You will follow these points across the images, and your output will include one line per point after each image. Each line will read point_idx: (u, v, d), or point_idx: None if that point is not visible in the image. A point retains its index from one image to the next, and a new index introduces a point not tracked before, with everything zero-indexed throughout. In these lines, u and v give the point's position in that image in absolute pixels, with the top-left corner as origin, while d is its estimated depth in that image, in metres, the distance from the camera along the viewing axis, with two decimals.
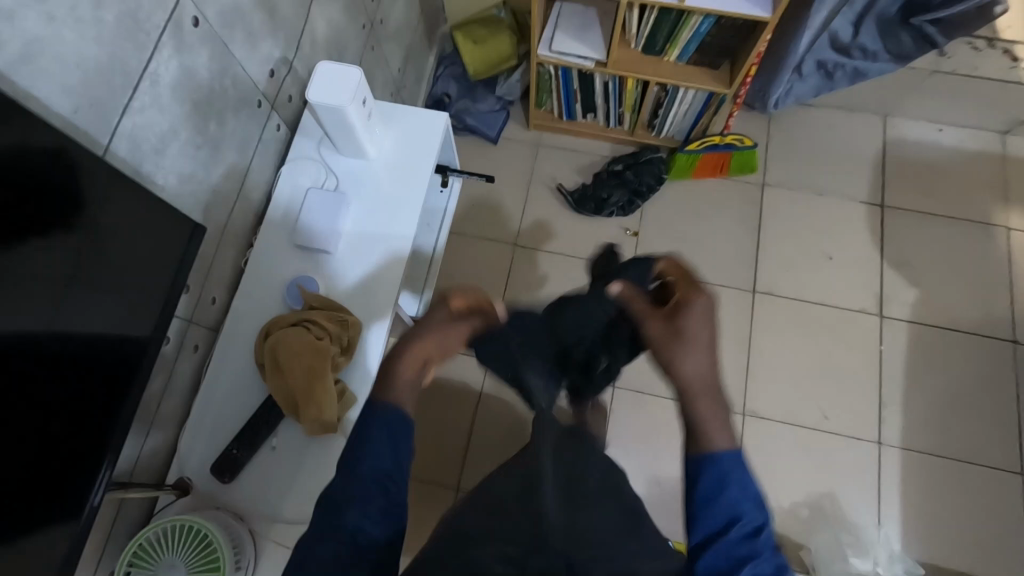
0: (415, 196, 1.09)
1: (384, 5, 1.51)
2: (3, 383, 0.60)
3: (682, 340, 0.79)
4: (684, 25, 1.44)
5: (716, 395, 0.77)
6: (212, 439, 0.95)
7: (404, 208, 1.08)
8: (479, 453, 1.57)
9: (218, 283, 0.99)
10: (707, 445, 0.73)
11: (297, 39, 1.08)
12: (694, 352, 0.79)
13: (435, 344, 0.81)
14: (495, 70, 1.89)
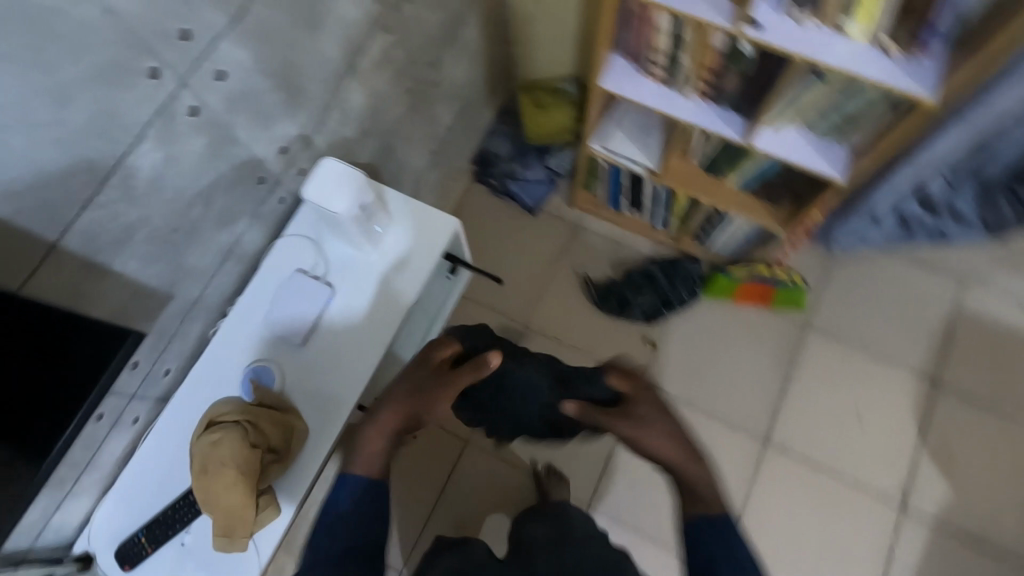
0: (400, 306, 1.01)
1: (443, 68, 1.45)
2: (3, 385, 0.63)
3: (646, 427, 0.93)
4: (749, 157, 1.31)
5: (697, 454, 0.91)
6: (125, 519, 0.92)
7: (384, 316, 1.01)
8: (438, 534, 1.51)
9: (175, 355, 0.96)
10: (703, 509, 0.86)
11: (322, 114, 1.03)
12: (654, 435, 0.92)
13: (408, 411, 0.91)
14: (551, 140, 1.77)
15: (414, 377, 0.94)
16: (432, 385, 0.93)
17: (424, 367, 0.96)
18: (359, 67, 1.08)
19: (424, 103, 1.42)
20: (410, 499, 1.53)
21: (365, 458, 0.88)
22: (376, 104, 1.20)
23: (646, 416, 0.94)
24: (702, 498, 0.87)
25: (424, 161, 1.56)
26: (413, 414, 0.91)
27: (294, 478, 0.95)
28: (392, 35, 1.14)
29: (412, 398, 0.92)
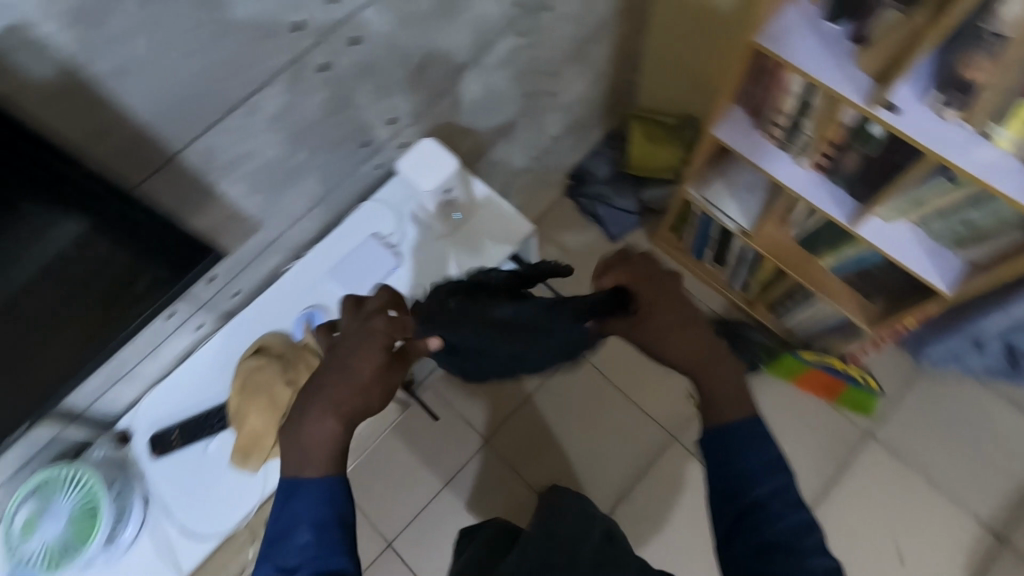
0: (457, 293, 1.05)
1: (563, 80, 1.46)
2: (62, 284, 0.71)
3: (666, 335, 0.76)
4: (851, 243, 1.23)
5: (718, 356, 0.76)
6: (167, 412, 1.00)
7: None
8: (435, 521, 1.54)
9: (247, 280, 1.03)
10: (722, 418, 0.73)
11: (436, 97, 1.08)
12: (675, 344, 0.76)
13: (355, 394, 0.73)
14: (651, 174, 1.77)
15: (362, 364, 0.73)
16: (379, 368, 0.75)
17: (372, 350, 0.74)
18: (482, 61, 1.12)
19: (536, 109, 1.45)
20: (418, 478, 1.57)
21: (320, 458, 0.71)
22: (489, 100, 1.24)
23: (656, 308, 0.76)
24: (722, 403, 0.74)
25: (521, 163, 1.59)
26: (366, 404, 0.74)
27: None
28: (521, 38, 1.18)
29: (362, 387, 0.74)
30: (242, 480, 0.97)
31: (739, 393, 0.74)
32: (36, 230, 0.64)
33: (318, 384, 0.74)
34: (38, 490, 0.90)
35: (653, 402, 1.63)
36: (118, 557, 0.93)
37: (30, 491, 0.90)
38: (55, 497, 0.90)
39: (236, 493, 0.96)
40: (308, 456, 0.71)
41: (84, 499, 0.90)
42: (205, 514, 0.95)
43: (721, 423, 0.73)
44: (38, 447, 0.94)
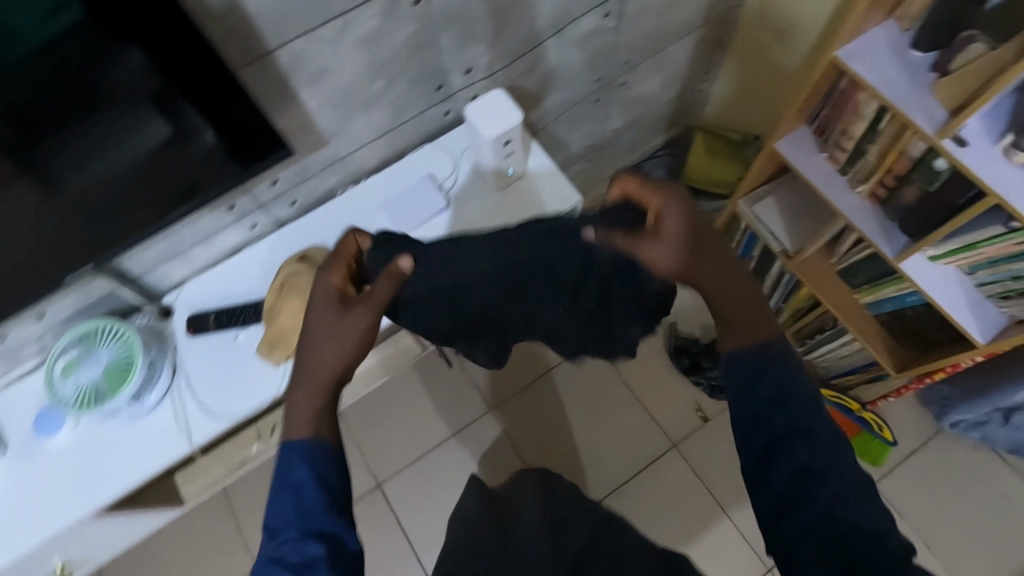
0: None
1: (637, 74, 1.49)
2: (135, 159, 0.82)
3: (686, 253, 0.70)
4: (893, 281, 1.22)
5: (734, 278, 0.74)
6: (208, 298, 1.07)
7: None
8: (426, 471, 1.58)
9: (304, 193, 1.09)
10: (748, 342, 0.71)
11: (514, 59, 1.12)
12: (693, 265, 0.71)
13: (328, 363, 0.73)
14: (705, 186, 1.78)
15: (322, 345, 0.72)
16: (341, 319, 0.72)
17: (324, 328, 0.72)
18: (563, 34, 1.16)
19: (605, 96, 1.48)
20: (419, 428, 1.62)
21: (303, 419, 0.71)
22: (563, 74, 1.27)
23: (672, 230, 0.70)
24: (747, 329, 0.72)
25: (579, 148, 1.63)
26: (343, 365, 0.73)
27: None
28: (605, 19, 1.21)
29: (334, 345, 0.72)
30: (262, 374, 1.02)
31: (756, 320, 0.72)
32: (122, 108, 0.75)
33: (303, 360, 0.74)
34: (83, 339, 0.97)
35: (661, 406, 1.64)
36: (139, 416, 1.01)
37: (77, 337, 0.97)
38: (96, 348, 0.97)
39: (256, 384, 1.02)
40: (295, 420, 0.71)
41: (122, 356, 0.97)
42: (225, 397, 1.01)
43: (744, 344, 0.71)
44: (93, 300, 1.00)
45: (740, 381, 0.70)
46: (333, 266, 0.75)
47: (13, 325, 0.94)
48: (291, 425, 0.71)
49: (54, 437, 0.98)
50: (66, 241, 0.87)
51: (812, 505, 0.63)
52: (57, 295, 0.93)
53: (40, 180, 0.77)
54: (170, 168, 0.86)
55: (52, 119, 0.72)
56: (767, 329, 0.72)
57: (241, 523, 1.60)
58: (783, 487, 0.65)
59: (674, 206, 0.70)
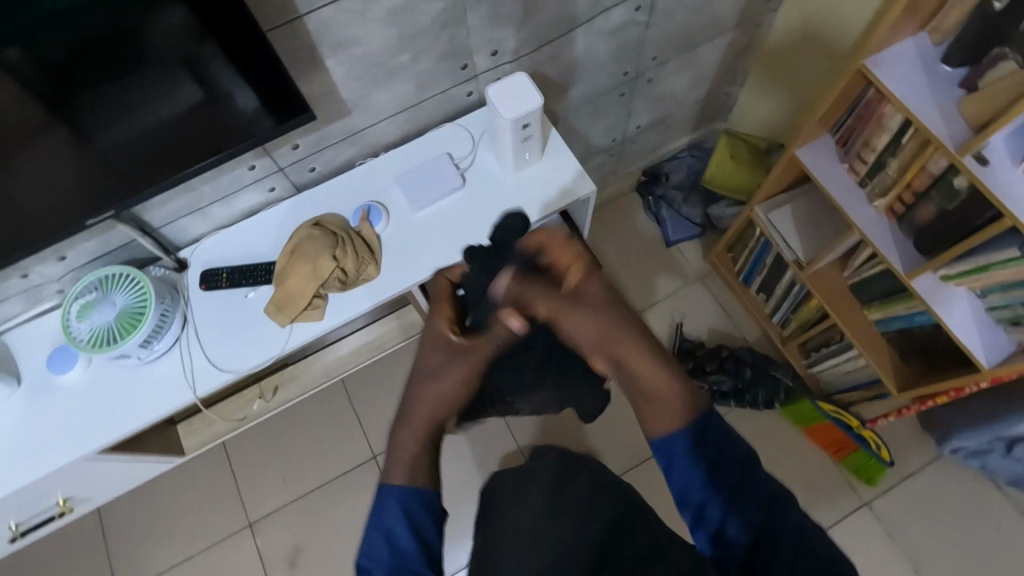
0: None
1: (663, 71, 1.49)
2: (161, 110, 0.85)
3: (583, 312, 0.71)
4: (903, 299, 1.21)
5: (646, 351, 0.72)
6: (224, 256, 1.10)
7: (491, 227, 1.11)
8: None
9: (324, 161, 1.12)
10: (660, 429, 0.72)
11: (540, 44, 1.13)
12: (592, 327, 0.71)
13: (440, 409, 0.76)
14: (724, 191, 1.77)
15: (435, 389, 0.75)
16: (447, 362, 0.75)
17: (442, 378, 0.75)
18: (592, 24, 1.17)
19: (630, 91, 1.48)
20: None
21: (403, 464, 0.74)
22: (588, 65, 1.28)
23: (586, 293, 0.73)
24: (659, 413, 0.72)
25: (600, 142, 1.63)
26: (447, 405, 0.76)
27: (351, 304, 1.06)
28: (635, 12, 1.21)
29: (439, 386, 0.75)
30: (267, 333, 1.05)
31: (664, 403, 0.72)
32: (151, 58, 0.78)
33: (406, 399, 0.77)
34: (100, 283, 1.00)
35: None
36: (147, 362, 1.04)
37: (96, 281, 1.01)
38: (110, 293, 1.00)
39: (262, 341, 1.05)
40: (393, 466, 0.75)
41: (135, 303, 0.99)
42: (231, 353, 1.04)
43: (663, 429, 0.71)
44: (113, 246, 1.03)
45: (702, 441, 0.71)
46: (442, 303, 0.81)
47: (35, 263, 0.97)
48: (398, 470, 0.74)
49: (65, 374, 1.02)
50: (94, 190, 0.91)
51: (782, 525, 0.67)
52: (77, 237, 0.96)
53: (74, 132, 0.82)
54: (194, 122, 0.89)
55: (88, 73, 0.76)
56: (690, 407, 0.72)
57: (238, 481, 1.65)
58: (761, 502, 0.69)
59: (587, 269, 0.74)
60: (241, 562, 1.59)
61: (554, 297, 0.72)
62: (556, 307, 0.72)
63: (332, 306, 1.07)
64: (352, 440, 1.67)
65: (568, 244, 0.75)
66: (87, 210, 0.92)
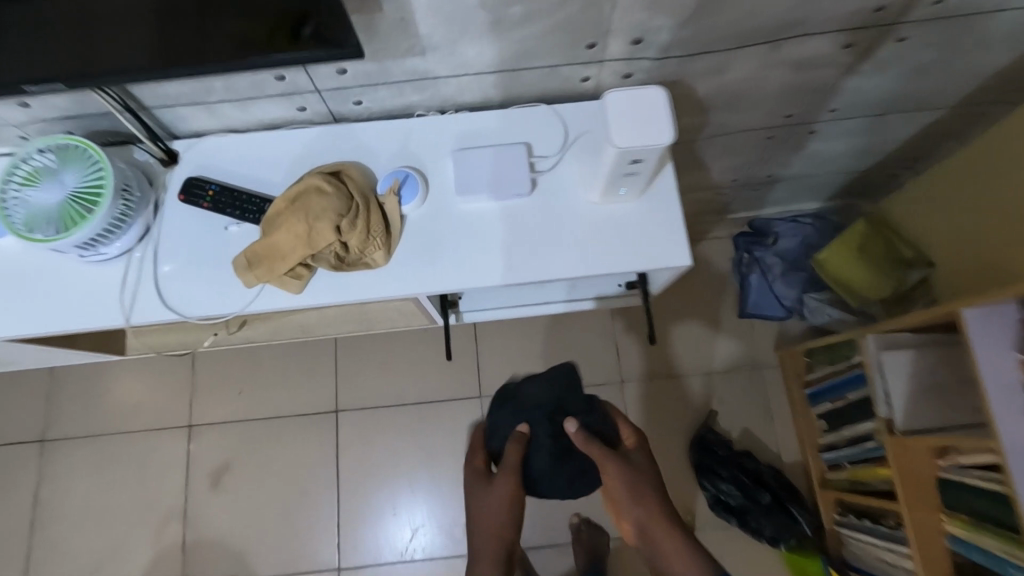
0: (562, 266, 0.85)
1: (836, 128, 1.15)
2: None
3: (625, 465, 0.95)
4: (1001, 536, 0.93)
5: (670, 522, 0.94)
6: (219, 166, 0.88)
7: (541, 260, 0.85)
8: (392, 422, 1.51)
9: (375, 98, 0.87)
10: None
11: (700, 52, 0.83)
12: (627, 478, 0.95)
13: (493, 521, 1.00)
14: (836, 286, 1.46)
15: (490, 511, 1.00)
16: (483, 490, 1.02)
17: (490, 505, 1.00)
18: (778, 49, 0.85)
19: (781, 137, 1.16)
20: (406, 381, 1.53)
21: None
22: (747, 93, 0.96)
23: (635, 461, 0.98)
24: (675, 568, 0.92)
25: (717, 178, 1.32)
26: (499, 527, 1.00)
27: (341, 288, 0.84)
28: (841, 50, 0.88)
29: (489, 514, 1.00)
30: (232, 280, 0.84)
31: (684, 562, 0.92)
32: None
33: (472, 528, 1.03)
34: (59, 154, 0.80)
35: None
36: (92, 260, 0.84)
37: (56, 150, 0.81)
38: (64, 169, 0.80)
39: (224, 287, 0.84)
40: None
41: (88, 186, 0.79)
42: (185, 289, 0.84)
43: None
44: (90, 110, 0.82)
45: None
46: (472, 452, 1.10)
47: None
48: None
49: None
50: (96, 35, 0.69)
51: None
52: (39, 90, 0.75)
53: None
54: None
55: None
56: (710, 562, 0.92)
57: (194, 376, 1.53)
58: None
59: (638, 441, 1.02)
60: (167, 457, 1.49)
61: (609, 453, 0.96)
62: (611, 457, 0.95)
63: (316, 280, 0.85)
64: (319, 386, 1.53)
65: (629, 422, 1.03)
66: (33, 72, 0.70)
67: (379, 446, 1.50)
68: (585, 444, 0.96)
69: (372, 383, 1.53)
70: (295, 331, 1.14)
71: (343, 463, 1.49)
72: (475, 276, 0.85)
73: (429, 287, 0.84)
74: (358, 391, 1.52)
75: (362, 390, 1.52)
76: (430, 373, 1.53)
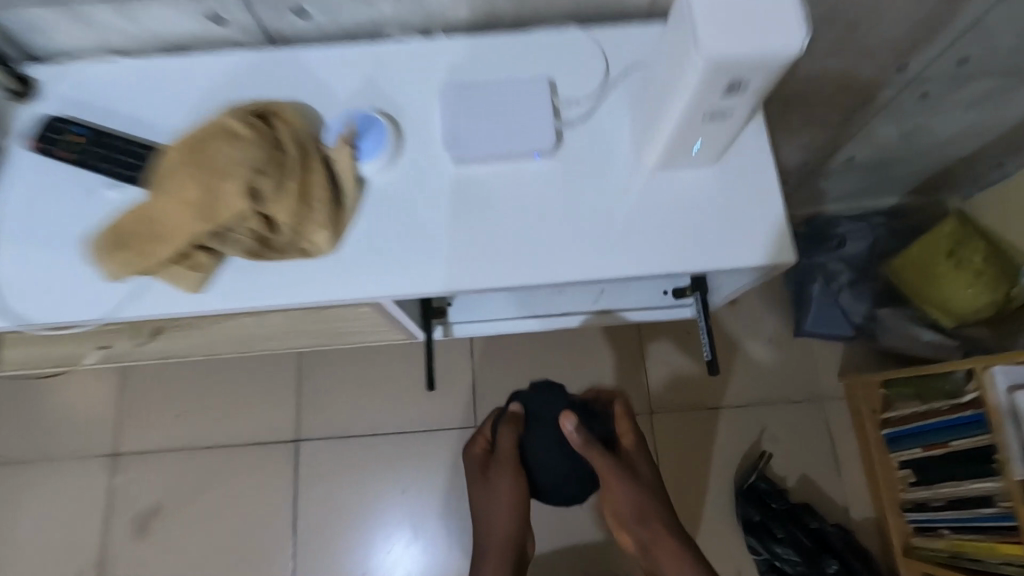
0: (601, 261, 0.56)
1: (955, 89, 0.86)
2: None
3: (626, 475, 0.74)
4: None
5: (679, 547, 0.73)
6: (95, 103, 0.60)
7: (568, 251, 0.57)
8: (365, 456, 1.22)
9: (327, 7, 0.59)
10: None
11: None
12: (628, 492, 0.73)
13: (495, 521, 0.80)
14: (921, 298, 1.18)
15: (491, 510, 0.80)
16: (482, 484, 0.82)
17: (491, 502, 0.80)
18: None
19: (881, 100, 0.88)
20: (384, 405, 1.24)
21: None
22: (862, 24, 0.69)
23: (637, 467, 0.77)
24: None
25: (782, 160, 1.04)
26: (511, 527, 0.80)
27: (263, 286, 0.55)
28: None
29: (494, 516, 0.80)
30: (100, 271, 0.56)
31: None
32: None
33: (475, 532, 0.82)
34: None
35: None
36: None
37: None
38: None
39: (86, 282, 0.56)
40: None
41: None
42: (26, 284, 0.56)
43: None
44: None
45: None
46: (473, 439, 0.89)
47: None
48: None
49: None
50: None
51: None
52: None
53: None
54: None
55: None
56: None
57: (123, 394, 1.24)
58: None
59: (637, 443, 0.80)
60: (84, 492, 1.20)
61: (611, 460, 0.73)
62: (614, 472, 0.73)
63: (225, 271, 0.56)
64: (277, 408, 1.24)
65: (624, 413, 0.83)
66: None
67: (350, 485, 1.21)
68: (585, 448, 0.74)
69: (344, 405, 1.24)
70: (229, 344, 0.85)
71: (306, 504, 1.20)
72: (473, 274, 0.56)
73: (399, 288, 0.55)
74: (325, 416, 1.23)
75: (330, 415, 1.23)
76: (415, 395, 1.24)
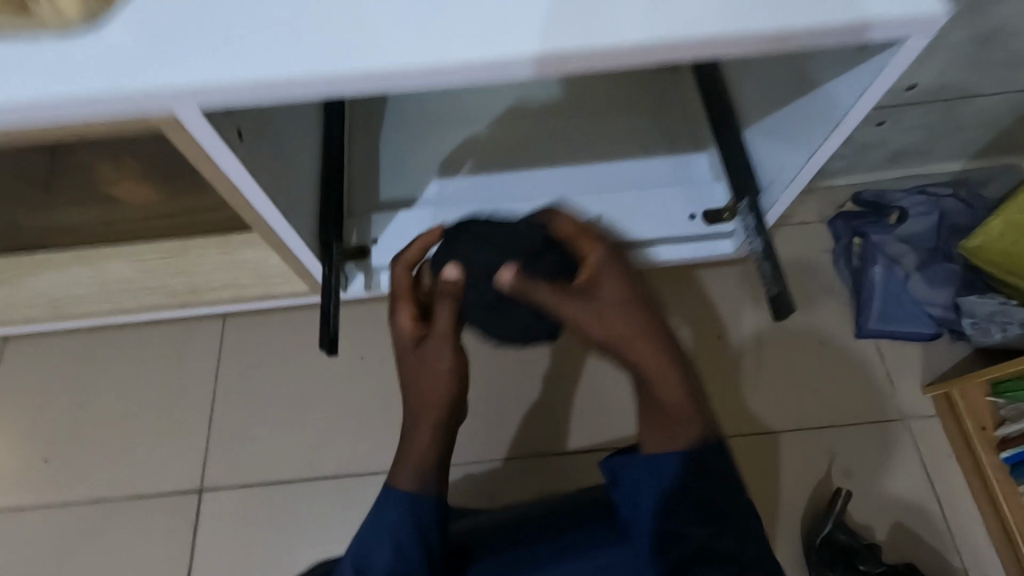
0: (629, 30, 0.42)
1: None
2: None
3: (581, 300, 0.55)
4: None
5: (663, 359, 0.55)
6: None
7: (586, 23, 0.42)
8: (286, 508, 0.90)
9: None
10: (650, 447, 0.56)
11: None
12: (583, 318, 0.55)
13: (423, 364, 0.60)
14: (995, 271, 0.92)
15: (424, 356, 0.60)
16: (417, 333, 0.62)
17: (433, 346, 0.60)
18: None
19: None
20: (314, 437, 0.94)
21: (409, 466, 0.59)
22: None
23: (601, 292, 0.56)
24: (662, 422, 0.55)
25: None
26: (450, 377, 0.60)
27: (145, 70, 0.39)
28: None
29: (435, 373, 0.60)
30: None
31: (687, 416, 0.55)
32: None
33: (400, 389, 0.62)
34: None
35: None
36: None
37: None
38: None
39: None
40: (401, 464, 0.60)
41: None
42: None
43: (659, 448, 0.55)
44: None
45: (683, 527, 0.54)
46: (399, 263, 0.66)
47: None
48: (411, 470, 0.59)
49: None
50: None
51: None
52: None
53: None
54: None
55: None
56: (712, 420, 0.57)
57: None
58: None
59: (603, 259, 0.57)
60: None
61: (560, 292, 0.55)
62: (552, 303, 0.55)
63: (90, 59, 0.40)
64: (169, 447, 0.93)
65: (582, 231, 0.58)
66: None
67: (266, 556, 0.88)
68: (528, 289, 0.55)
69: (270, 442, 0.93)
70: (97, 288, 0.76)
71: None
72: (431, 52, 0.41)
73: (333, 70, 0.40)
74: (245, 458, 0.92)
75: (241, 456, 0.93)
76: (355, 424, 0.94)
